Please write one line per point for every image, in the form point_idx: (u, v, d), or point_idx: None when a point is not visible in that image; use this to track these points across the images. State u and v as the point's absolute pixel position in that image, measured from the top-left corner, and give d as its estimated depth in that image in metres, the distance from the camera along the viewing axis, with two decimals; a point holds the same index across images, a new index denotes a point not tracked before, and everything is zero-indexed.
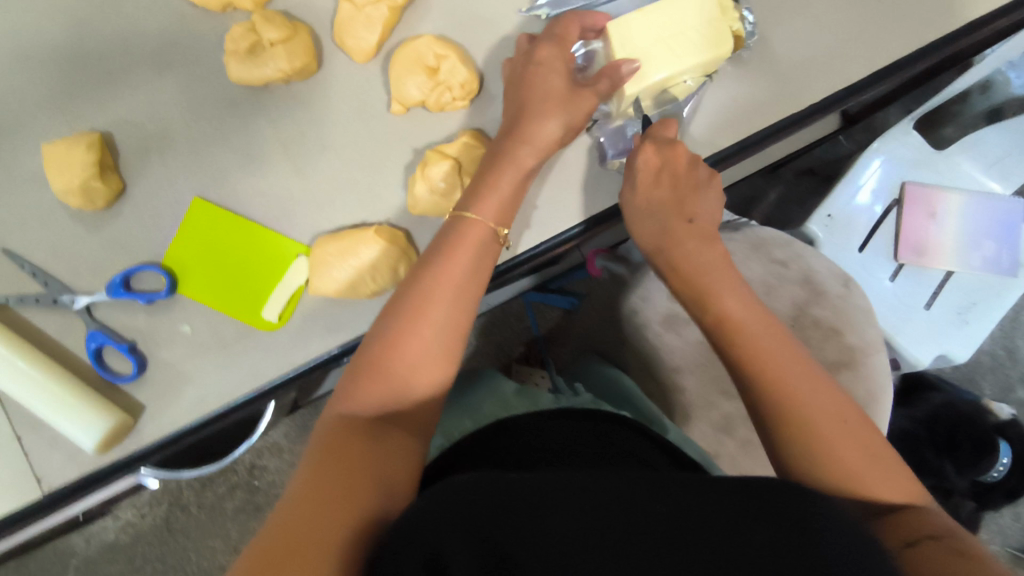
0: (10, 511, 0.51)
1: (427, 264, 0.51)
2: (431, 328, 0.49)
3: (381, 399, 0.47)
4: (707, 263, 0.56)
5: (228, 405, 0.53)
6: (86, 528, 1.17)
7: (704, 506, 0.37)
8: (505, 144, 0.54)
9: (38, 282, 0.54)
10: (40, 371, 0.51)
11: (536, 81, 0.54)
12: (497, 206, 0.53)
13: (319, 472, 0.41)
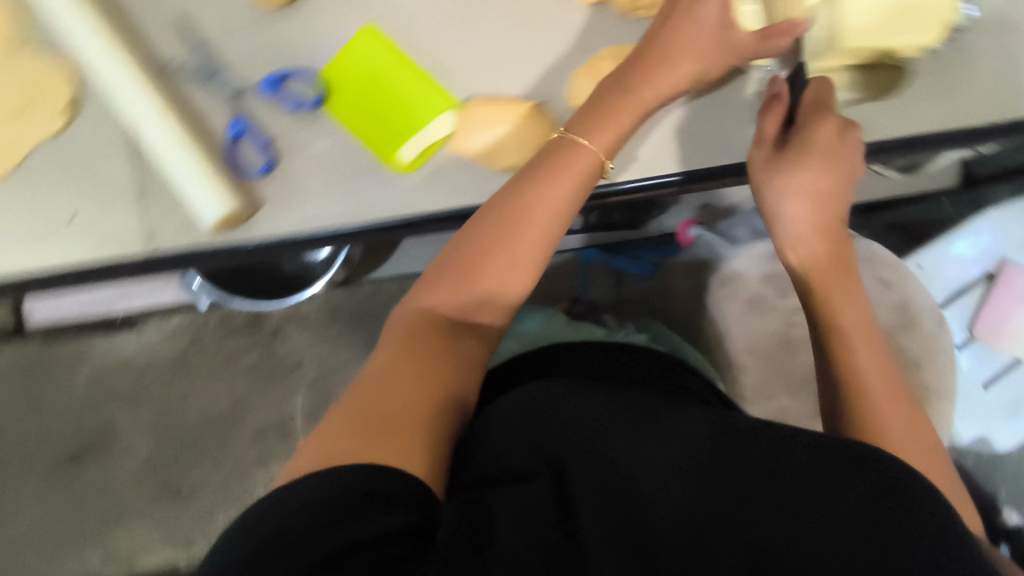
0: (114, 255, 0.54)
1: (502, 199, 0.50)
2: (510, 257, 0.50)
3: (463, 306, 0.50)
4: (831, 264, 0.53)
5: (342, 227, 0.54)
6: (111, 333, 1.21)
7: (784, 461, 0.38)
8: (626, 77, 0.52)
9: (197, 56, 0.55)
10: (182, 137, 0.53)
11: (691, 14, 0.51)
12: (585, 167, 0.51)
13: (399, 364, 0.45)
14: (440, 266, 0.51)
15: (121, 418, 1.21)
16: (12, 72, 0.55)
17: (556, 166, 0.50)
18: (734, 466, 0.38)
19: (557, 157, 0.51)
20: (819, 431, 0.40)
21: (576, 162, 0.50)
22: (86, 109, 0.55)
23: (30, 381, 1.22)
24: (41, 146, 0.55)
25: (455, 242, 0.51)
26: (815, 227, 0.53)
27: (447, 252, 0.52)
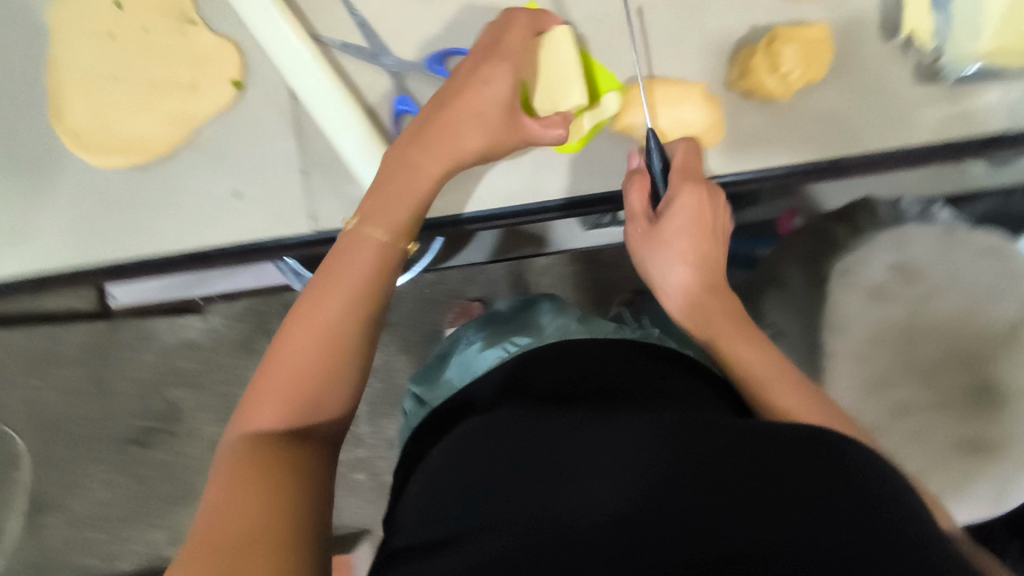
0: (282, 236, 0.54)
1: (387, 163, 0.51)
2: (371, 245, 0.48)
3: (307, 352, 0.46)
4: (732, 312, 0.52)
5: (508, 206, 0.55)
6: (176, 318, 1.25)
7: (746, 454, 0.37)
8: (441, 111, 0.51)
9: (362, 34, 0.56)
10: (354, 115, 0.54)
11: (472, 92, 0.51)
12: (467, 118, 0.51)
13: (223, 479, 0.39)
14: (259, 388, 0.45)
15: (187, 401, 1.25)
16: (184, 44, 0.56)
17: (439, 104, 0.51)
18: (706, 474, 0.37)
19: (443, 112, 0.51)
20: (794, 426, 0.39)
21: (474, 103, 0.51)
22: (252, 85, 0.55)
23: (99, 360, 1.26)
24: (208, 120, 0.55)
25: (319, 283, 0.48)
26: (715, 291, 0.53)
27: (307, 292, 0.48)
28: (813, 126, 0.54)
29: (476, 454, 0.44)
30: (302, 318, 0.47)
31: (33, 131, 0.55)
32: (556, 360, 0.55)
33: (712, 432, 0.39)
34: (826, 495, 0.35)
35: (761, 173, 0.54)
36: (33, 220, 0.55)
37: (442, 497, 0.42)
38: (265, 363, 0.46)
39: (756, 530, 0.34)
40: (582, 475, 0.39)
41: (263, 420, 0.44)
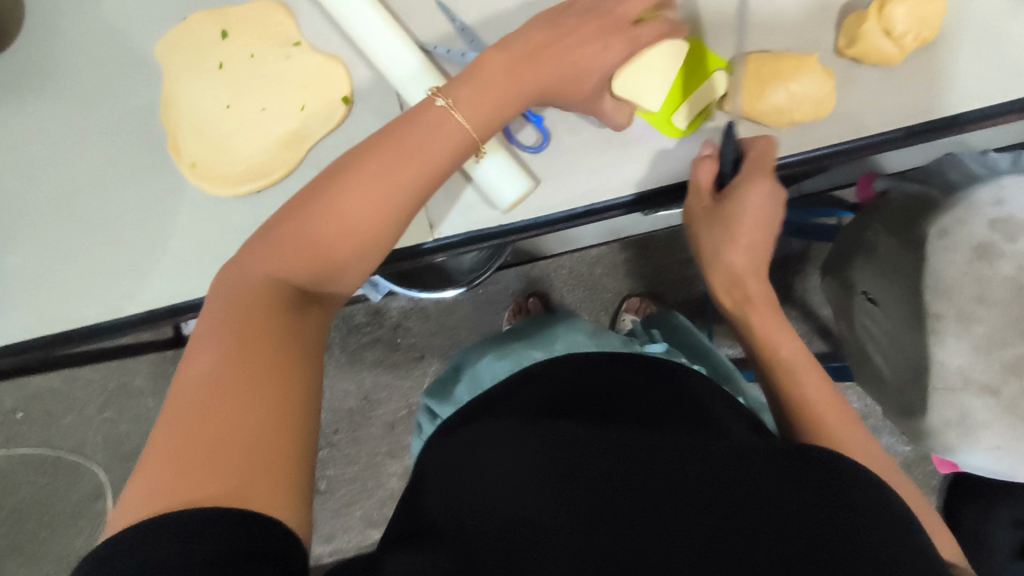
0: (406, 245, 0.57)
1: (490, 67, 0.50)
2: (440, 142, 0.48)
3: (339, 237, 0.45)
4: (772, 306, 0.57)
5: (624, 198, 0.56)
6: None
7: (737, 478, 0.40)
8: (543, 54, 0.51)
9: (463, 38, 0.57)
10: None
11: (580, 52, 0.51)
12: (563, 72, 0.51)
13: (242, 351, 0.39)
14: (296, 236, 0.45)
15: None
16: (290, 67, 0.57)
17: (546, 40, 0.51)
18: (698, 491, 0.40)
19: (551, 47, 0.51)
20: (796, 455, 0.42)
21: (585, 54, 0.51)
22: (361, 102, 0.57)
23: (170, 389, 1.37)
24: (322, 139, 0.56)
25: (360, 159, 0.46)
26: (754, 276, 0.56)
27: (350, 159, 0.47)
28: (916, 98, 0.55)
29: (485, 457, 0.45)
30: (358, 177, 0.46)
31: (156, 168, 0.57)
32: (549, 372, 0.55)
33: (709, 463, 0.42)
34: (831, 523, 0.37)
35: (872, 141, 0.55)
36: (164, 255, 0.57)
37: (453, 500, 0.43)
38: (306, 209, 0.45)
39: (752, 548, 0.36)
40: (586, 483, 0.41)
41: (282, 269, 0.44)
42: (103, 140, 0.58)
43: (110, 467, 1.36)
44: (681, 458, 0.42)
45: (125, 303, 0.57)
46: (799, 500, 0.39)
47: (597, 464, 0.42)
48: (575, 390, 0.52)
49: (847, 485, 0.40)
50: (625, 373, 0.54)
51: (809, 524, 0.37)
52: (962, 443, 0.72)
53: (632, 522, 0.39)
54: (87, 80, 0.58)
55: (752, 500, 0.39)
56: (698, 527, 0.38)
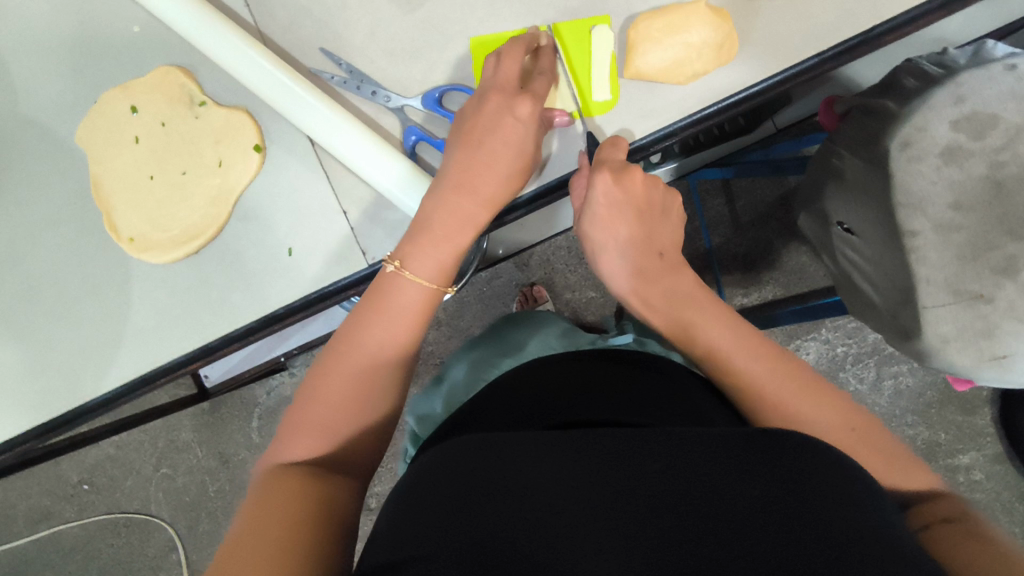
0: (344, 276, 0.57)
1: (429, 209, 0.50)
2: (415, 298, 0.48)
3: (344, 386, 0.45)
4: (678, 296, 0.49)
5: (545, 187, 0.55)
6: (268, 380, 1.40)
7: (708, 472, 0.36)
8: (475, 154, 0.51)
9: (349, 76, 0.57)
10: (381, 144, 0.55)
11: (509, 132, 0.51)
12: (497, 172, 0.51)
13: (255, 522, 0.37)
14: (301, 420, 0.44)
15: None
16: (202, 126, 0.59)
17: (471, 147, 0.51)
18: (671, 495, 0.35)
19: (476, 157, 0.51)
20: (776, 438, 0.37)
21: (505, 138, 0.51)
22: (273, 145, 0.58)
23: (215, 438, 1.43)
24: (245, 190, 0.58)
25: (337, 343, 0.47)
26: (642, 272, 0.50)
27: (348, 320, 0.47)
28: (825, 18, 0.52)
29: (422, 477, 0.40)
30: (342, 353, 0.46)
31: (103, 248, 0.60)
32: (488, 394, 0.49)
33: (676, 460, 0.37)
34: (804, 514, 0.33)
35: (787, 76, 0.52)
36: (127, 329, 0.59)
37: (392, 516, 0.38)
38: (302, 399, 0.45)
39: (725, 552, 0.32)
40: (541, 495, 0.36)
41: (295, 452, 0.43)
42: (50, 231, 0.61)
43: (177, 519, 1.44)
44: (642, 455, 0.37)
45: (101, 381, 0.60)
46: (763, 490, 0.35)
47: (561, 475, 0.37)
48: (517, 399, 0.46)
49: (820, 468, 0.36)
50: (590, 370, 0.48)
51: (783, 517, 0.33)
52: (973, 354, 0.69)
53: (592, 534, 0.34)
54: (24, 178, 0.61)
55: (720, 499, 0.35)
56: (663, 531, 0.33)
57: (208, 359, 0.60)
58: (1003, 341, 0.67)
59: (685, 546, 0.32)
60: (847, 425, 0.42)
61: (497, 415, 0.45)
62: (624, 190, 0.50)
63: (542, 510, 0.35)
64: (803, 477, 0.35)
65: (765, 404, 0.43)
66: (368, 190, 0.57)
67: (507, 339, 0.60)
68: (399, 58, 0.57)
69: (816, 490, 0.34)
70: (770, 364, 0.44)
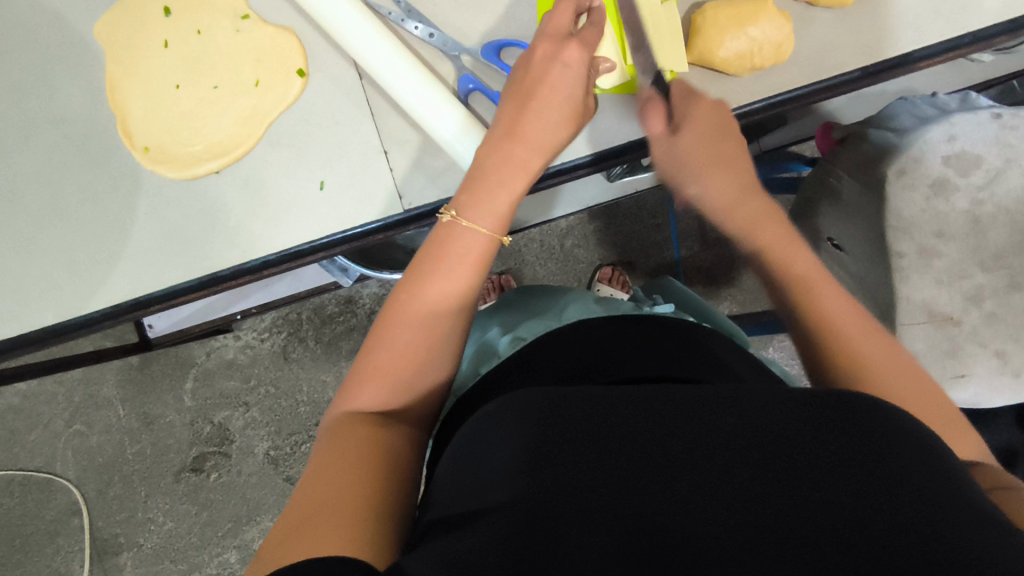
0: (377, 218, 0.55)
1: (482, 157, 0.50)
2: (475, 244, 0.48)
3: (404, 336, 0.47)
4: (774, 221, 0.54)
5: (593, 154, 0.57)
6: (209, 341, 1.31)
7: (775, 425, 0.37)
8: (525, 103, 0.50)
9: (408, 18, 0.56)
10: (434, 85, 0.53)
11: (558, 82, 0.50)
12: (548, 119, 0.50)
13: (328, 470, 0.39)
14: (369, 372, 0.46)
15: (234, 420, 1.31)
16: (241, 42, 0.56)
17: (523, 96, 0.51)
18: (739, 442, 0.37)
19: (526, 107, 0.50)
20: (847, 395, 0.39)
21: (555, 85, 0.50)
22: (317, 73, 0.55)
23: (140, 397, 1.32)
24: (279, 117, 0.55)
25: (402, 291, 0.48)
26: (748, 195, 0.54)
27: (407, 277, 0.49)
28: (874, 33, 0.56)
29: (495, 426, 0.41)
30: (399, 307, 0.48)
31: (104, 157, 0.55)
32: (551, 342, 0.51)
33: (744, 416, 0.38)
34: (880, 469, 0.35)
35: (828, 83, 0.56)
36: (124, 245, 0.55)
37: (467, 467, 0.40)
38: (369, 351, 0.47)
39: (801, 497, 0.34)
40: (617, 444, 0.38)
41: (363, 404, 0.45)
42: (46, 129, 0.56)
43: (84, 482, 1.32)
44: (714, 410, 0.39)
45: (84, 300, 0.55)
46: (836, 444, 0.36)
47: (631, 428, 0.39)
48: (575, 355, 0.49)
49: (890, 429, 0.37)
50: (649, 337, 0.50)
51: (861, 470, 0.35)
52: (936, 372, 0.76)
53: (669, 479, 0.36)
54: (26, 70, 0.56)
55: (798, 451, 0.36)
56: (738, 477, 0.35)
57: (210, 294, 0.56)
58: (963, 363, 0.75)
59: (754, 492, 0.34)
60: (914, 373, 0.46)
61: (560, 372, 0.48)
62: (720, 114, 0.54)
63: (615, 463, 0.37)
64: (873, 433, 0.36)
65: (841, 331, 0.47)
66: (413, 131, 0.55)
67: (536, 304, 0.62)
68: (460, 7, 0.57)
69: (894, 450, 0.36)
70: (849, 309, 0.48)
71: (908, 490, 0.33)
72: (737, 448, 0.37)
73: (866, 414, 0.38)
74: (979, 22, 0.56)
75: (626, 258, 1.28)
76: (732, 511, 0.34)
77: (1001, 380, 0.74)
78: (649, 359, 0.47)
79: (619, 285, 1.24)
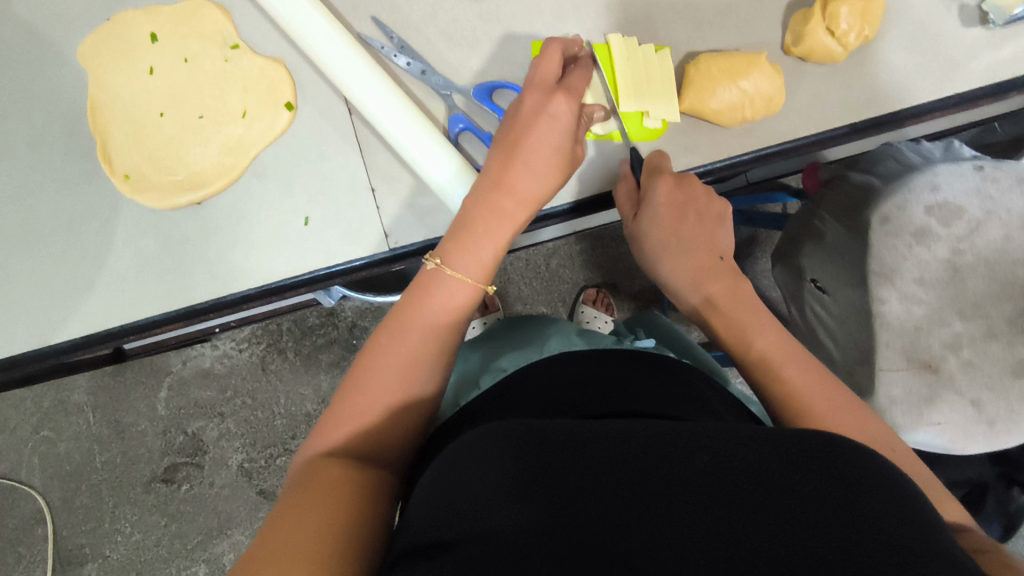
0: (363, 256, 0.54)
1: (468, 206, 0.50)
2: (460, 292, 0.48)
3: (384, 379, 0.46)
4: (738, 297, 0.53)
5: (581, 200, 0.56)
6: (186, 350, 1.29)
7: (753, 466, 0.36)
8: (511, 152, 0.50)
9: (401, 53, 0.55)
10: (424, 125, 0.52)
11: (544, 131, 0.50)
12: (535, 169, 0.50)
13: (299, 508, 0.38)
14: (347, 411, 0.45)
15: (208, 431, 1.28)
16: (229, 69, 0.55)
17: (512, 144, 0.50)
18: (717, 482, 0.36)
19: (514, 155, 0.50)
20: (825, 438, 0.38)
21: (541, 133, 0.50)
22: (307, 105, 0.54)
23: (111, 405, 1.29)
24: (264, 148, 0.54)
25: (384, 332, 0.48)
26: (713, 274, 0.54)
27: (390, 316, 0.49)
28: (863, 91, 0.56)
29: (466, 460, 0.39)
30: (381, 348, 0.47)
31: (82, 180, 0.54)
32: (530, 375, 0.50)
33: (722, 454, 0.37)
34: (857, 513, 0.34)
35: (817, 138, 0.56)
36: (99, 271, 0.53)
37: (433, 497, 0.38)
38: (348, 390, 0.46)
39: (776, 541, 0.33)
40: (591, 479, 0.37)
41: (340, 445, 0.44)
42: (25, 151, 0.55)
43: (49, 490, 1.28)
44: (691, 447, 0.38)
45: (54, 324, 0.53)
46: (814, 485, 0.35)
47: (607, 463, 0.37)
48: (553, 389, 0.48)
49: (867, 469, 0.37)
50: (631, 372, 0.49)
51: (842, 510, 0.34)
52: (913, 416, 0.77)
53: (646, 519, 0.35)
54: (6, 89, 0.55)
55: (775, 493, 0.35)
56: (717, 517, 0.34)
57: (185, 323, 0.54)
58: (939, 409, 0.75)
59: (730, 533, 0.33)
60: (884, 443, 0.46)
61: (538, 404, 0.47)
62: (685, 190, 0.53)
63: (587, 500, 0.36)
64: (849, 478, 0.36)
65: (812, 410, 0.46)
66: (402, 170, 0.54)
67: (517, 335, 0.61)
68: (454, 46, 0.56)
69: (870, 497, 0.35)
70: (817, 379, 0.48)
71: (889, 529, 0.33)
72: (715, 488, 0.36)
73: (845, 460, 0.37)
74: (966, 84, 0.56)
75: (611, 280, 1.28)
76: (705, 550, 0.33)
77: (976, 427, 0.75)
78: (628, 394, 0.46)
79: (603, 307, 1.24)
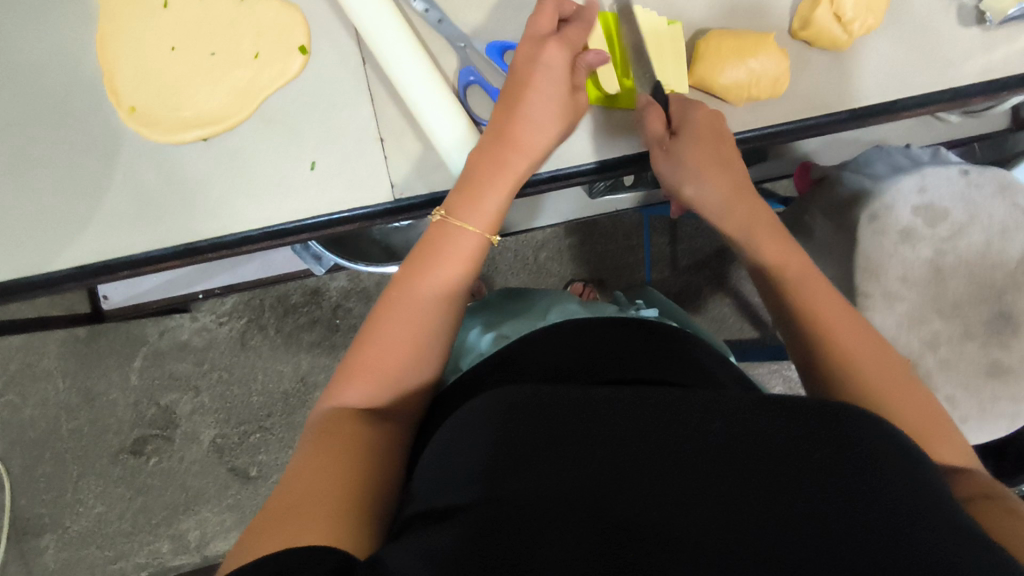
0: (366, 205, 0.54)
1: (473, 163, 0.50)
2: (466, 242, 0.49)
3: (392, 332, 0.47)
4: (752, 246, 0.55)
5: (579, 168, 0.58)
6: (164, 321, 1.25)
7: (762, 432, 0.37)
8: (511, 107, 0.51)
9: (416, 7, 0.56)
10: (434, 74, 0.52)
11: (543, 86, 0.50)
12: (538, 123, 0.51)
13: (313, 463, 0.40)
14: (358, 365, 0.46)
15: (182, 404, 1.26)
16: (243, 12, 0.55)
17: (513, 101, 0.51)
18: (729, 448, 0.36)
19: (515, 111, 0.51)
20: (830, 405, 0.38)
21: (540, 88, 0.50)
22: (319, 52, 0.54)
23: (82, 371, 1.25)
24: (273, 92, 0.54)
25: (394, 289, 0.49)
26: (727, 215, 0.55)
27: (400, 274, 0.49)
28: (862, 80, 0.58)
29: (474, 420, 0.39)
30: (392, 305, 0.48)
31: (84, 113, 0.53)
32: (533, 340, 0.50)
33: (732, 419, 0.37)
34: (866, 480, 0.34)
35: (828, 120, 0.58)
36: (95, 207, 0.53)
37: (445, 457, 0.38)
38: (359, 345, 0.47)
39: (783, 505, 0.33)
40: (604, 445, 0.37)
41: (351, 398, 0.45)
42: (27, 79, 0.54)
43: (11, 457, 1.25)
44: (700, 415, 0.38)
45: (44, 259, 0.52)
46: (824, 455, 0.35)
47: (619, 427, 0.37)
48: (561, 354, 0.48)
49: (874, 437, 0.36)
50: (639, 341, 0.50)
51: (849, 482, 0.34)
52: None
53: (654, 485, 0.35)
54: (10, 16, 0.54)
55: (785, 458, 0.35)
56: (724, 488, 0.34)
57: (179, 265, 0.54)
58: None
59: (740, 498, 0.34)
60: (899, 395, 0.47)
61: (546, 369, 0.47)
62: (693, 134, 0.54)
63: (599, 463, 0.36)
64: (857, 442, 0.36)
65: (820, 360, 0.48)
66: (410, 121, 0.54)
67: (519, 305, 0.61)
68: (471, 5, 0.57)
69: (880, 462, 0.35)
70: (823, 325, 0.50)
71: (892, 505, 0.33)
72: (723, 455, 0.36)
73: (855, 426, 0.37)
74: (959, 81, 0.59)
75: (599, 276, 1.29)
76: (716, 515, 0.33)
77: None
78: (635, 362, 0.47)
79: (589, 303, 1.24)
